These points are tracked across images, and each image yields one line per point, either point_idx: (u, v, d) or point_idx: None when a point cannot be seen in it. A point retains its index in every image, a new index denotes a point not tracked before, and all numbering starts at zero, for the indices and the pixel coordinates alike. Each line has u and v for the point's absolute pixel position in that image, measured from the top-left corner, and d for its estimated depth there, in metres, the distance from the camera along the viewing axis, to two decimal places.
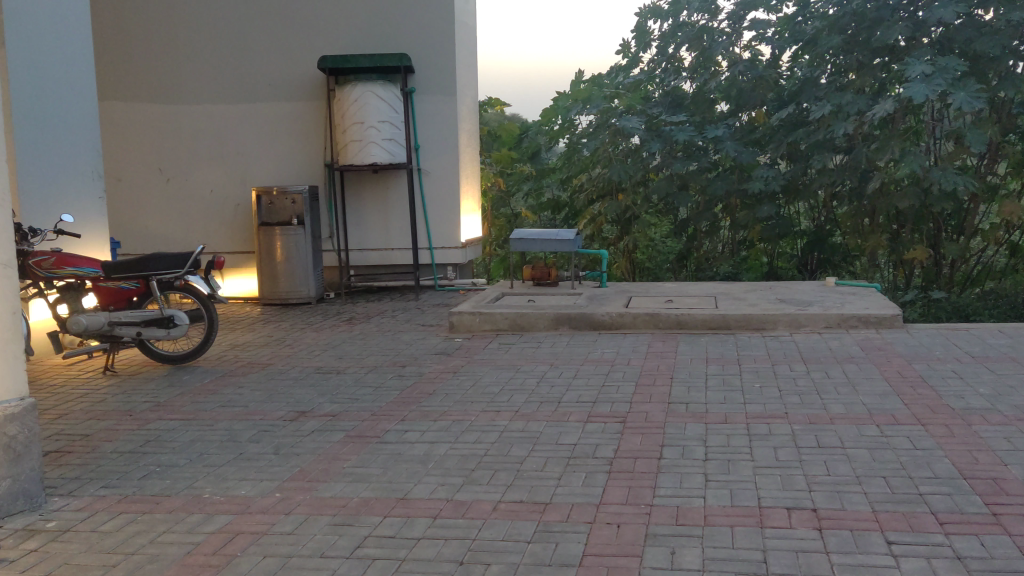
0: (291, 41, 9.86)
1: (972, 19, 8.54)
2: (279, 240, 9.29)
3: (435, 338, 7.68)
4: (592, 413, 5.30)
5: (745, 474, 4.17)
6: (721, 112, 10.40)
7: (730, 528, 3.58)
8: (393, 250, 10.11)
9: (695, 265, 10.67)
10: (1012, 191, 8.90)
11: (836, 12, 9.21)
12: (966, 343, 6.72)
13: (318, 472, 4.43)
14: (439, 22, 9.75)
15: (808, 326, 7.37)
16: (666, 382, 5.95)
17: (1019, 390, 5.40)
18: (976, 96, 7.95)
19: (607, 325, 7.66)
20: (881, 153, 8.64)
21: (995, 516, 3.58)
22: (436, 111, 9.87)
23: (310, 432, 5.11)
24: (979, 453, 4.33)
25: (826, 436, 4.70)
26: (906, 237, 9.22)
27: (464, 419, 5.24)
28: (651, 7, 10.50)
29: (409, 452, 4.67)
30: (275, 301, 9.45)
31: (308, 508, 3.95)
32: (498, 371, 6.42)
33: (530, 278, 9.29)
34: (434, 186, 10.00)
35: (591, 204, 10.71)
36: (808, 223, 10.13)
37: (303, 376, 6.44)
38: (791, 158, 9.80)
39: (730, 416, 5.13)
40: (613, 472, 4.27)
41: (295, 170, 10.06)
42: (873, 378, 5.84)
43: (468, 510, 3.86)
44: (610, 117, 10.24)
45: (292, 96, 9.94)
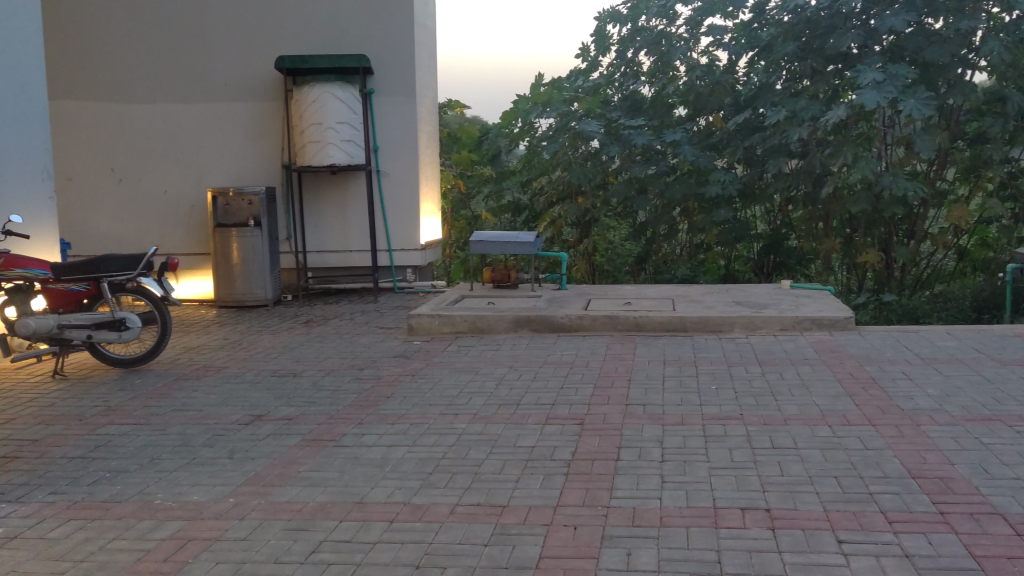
0: (249, 41, 9.76)
1: (922, 28, 8.73)
2: (235, 242, 9.18)
3: (394, 341, 7.65)
4: (551, 415, 5.31)
5: (701, 475, 4.22)
6: (680, 117, 10.49)
7: (686, 529, 3.61)
8: (352, 252, 10.05)
9: (654, 267, 10.74)
10: (960, 196, 9.14)
11: (791, 19, 9.33)
12: (916, 345, 6.87)
13: (273, 476, 4.38)
14: (397, 22, 9.72)
15: (763, 328, 7.46)
16: (624, 384, 5.99)
17: (966, 391, 5.53)
18: (926, 103, 8.13)
19: (566, 327, 7.68)
20: (835, 159, 8.79)
21: (942, 515, 3.66)
22: (394, 112, 9.84)
23: (266, 436, 5.06)
24: (927, 453, 4.43)
25: (780, 436, 4.77)
26: (859, 241, 9.42)
27: (422, 422, 5.23)
28: (610, 11, 10.58)
29: (366, 456, 4.64)
30: (231, 303, 9.34)
31: (263, 513, 3.91)
32: (457, 373, 6.41)
33: (490, 280, 9.28)
34: (393, 187, 9.96)
35: (552, 206, 10.79)
36: (764, 227, 10.28)
37: (259, 380, 6.36)
38: (747, 162, 9.95)
39: (687, 418, 5.18)
40: (570, 474, 4.29)
41: (252, 170, 9.95)
42: (826, 379, 5.94)
43: (425, 513, 3.86)
44: (571, 120, 10.30)
45: (248, 96, 9.83)
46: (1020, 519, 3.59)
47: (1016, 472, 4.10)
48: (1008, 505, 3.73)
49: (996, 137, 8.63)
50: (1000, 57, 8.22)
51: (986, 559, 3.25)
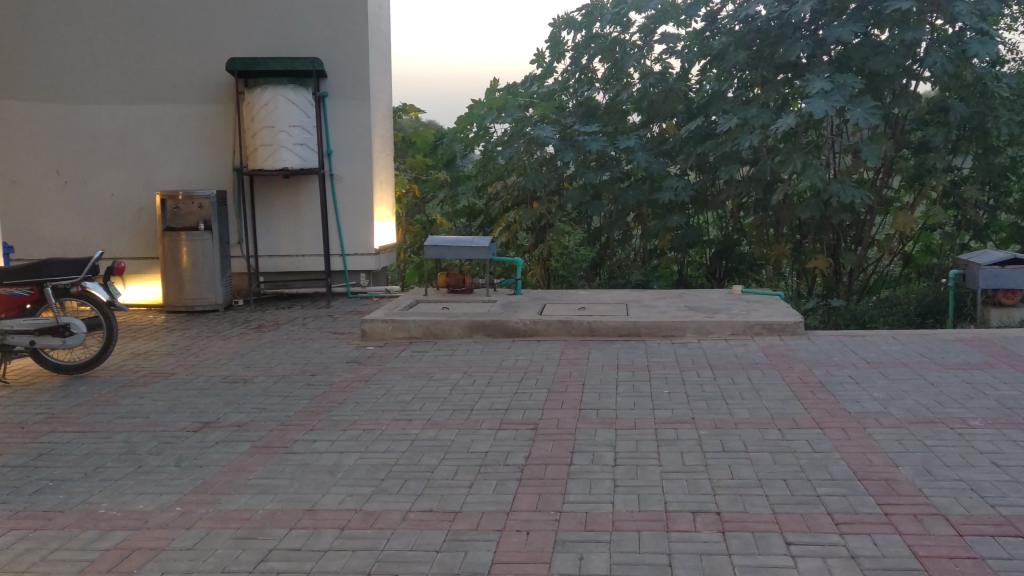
0: (200, 42, 9.62)
1: (869, 39, 8.92)
2: (184, 247, 9.02)
3: (347, 346, 7.58)
4: (505, 420, 5.31)
5: (653, 479, 4.25)
6: (633, 124, 10.55)
7: (638, 532, 3.64)
8: (305, 256, 9.95)
9: (609, 272, 10.79)
10: (905, 204, 9.37)
11: (742, 28, 9.45)
12: (863, 350, 7.00)
13: (221, 484, 4.32)
14: (350, 25, 9.66)
15: (715, 332, 7.54)
16: (578, 389, 6.00)
17: (911, 394, 5.65)
18: (872, 113, 8.31)
19: (521, 332, 7.69)
20: (785, 166, 8.92)
21: (886, 516, 3.74)
22: (348, 116, 9.77)
23: (215, 443, 4.98)
24: (873, 455, 4.52)
25: (730, 440, 4.83)
26: (808, 247, 9.58)
27: (375, 428, 5.19)
28: (565, 18, 10.63)
29: (317, 463, 4.60)
30: (180, 309, 9.20)
31: (210, 522, 3.84)
32: (410, 379, 6.37)
33: (445, 285, 9.25)
34: (346, 191, 9.89)
35: (507, 212, 10.73)
36: (716, 233, 10.45)
37: (208, 386, 6.26)
38: (700, 169, 10.02)
39: (639, 422, 5.22)
40: (523, 479, 4.29)
41: (202, 173, 9.80)
42: (776, 383, 6.02)
43: (377, 519, 3.83)
44: (525, 126, 10.22)
45: (199, 98, 9.69)
46: (961, 519, 3.67)
47: (958, 474, 4.20)
48: (950, 506, 3.82)
49: (940, 146, 8.85)
50: (943, 68, 8.41)
51: (929, 560, 3.32)
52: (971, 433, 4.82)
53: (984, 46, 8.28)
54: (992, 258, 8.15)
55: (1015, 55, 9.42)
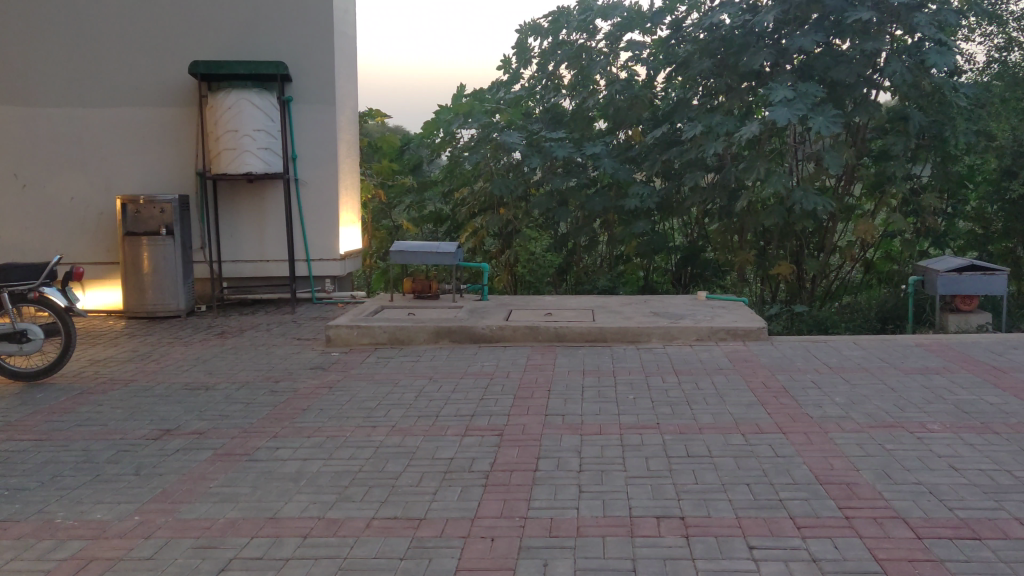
0: (162, 46, 9.51)
1: (830, 48, 9.06)
2: (145, 252, 8.89)
3: (311, 352, 7.52)
4: (470, 426, 5.30)
5: (618, 485, 4.26)
6: (600, 130, 10.61)
7: (602, 538, 3.64)
8: (269, 261, 9.86)
9: (575, 279, 10.82)
10: (866, 211, 9.53)
11: (707, 36, 9.57)
12: (825, 355, 7.09)
13: (180, 493, 4.25)
14: (314, 30, 9.60)
15: (680, 338, 7.59)
16: (544, 395, 6.00)
17: (871, 399, 5.73)
18: (833, 121, 8.45)
19: (487, 338, 7.68)
20: (749, 173, 9.02)
21: (847, 520, 3.78)
22: (312, 121, 9.71)
23: (174, 451, 4.91)
24: (834, 459, 4.57)
25: (694, 445, 4.86)
26: (772, 253, 9.70)
27: (338, 435, 5.14)
28: (531, 24, 10.66)
29: (280, 470, 4.55)
30: (141, 314, 9.06)
31: (170, 531, 3.79)
32: (375, 385, 6.33)
33: (411, 291, 9.21)
34: (311, 196, 9.82)
35: (473, 217, 10.66)
36: (682, 239, 10.53)
37: (169, 393, 6.17)
38: (665, 175, 10.14)
39: (605, 427, 5.23)
40: (488, 486, 4.28)
41: (164, 178, 9.68)
42: (739, 389, 6.07)
43: (340, 527, 3.79)
44: (492, 131, 10.29)
45: (162, 101, 9.58)
46: (920, 522, 3.72)
47: (917, 477, 4.27)
48: (909, 509, 3.87)
49: (899, 154, 8.99)
50: (903, 78, 8.56)
51: (888, 562, 3.36)
52: (929, 437, 4.90)
53: (942, 57, 8.45)
54: (950, 265, 8.26)
55: (971, 65, 9.62)
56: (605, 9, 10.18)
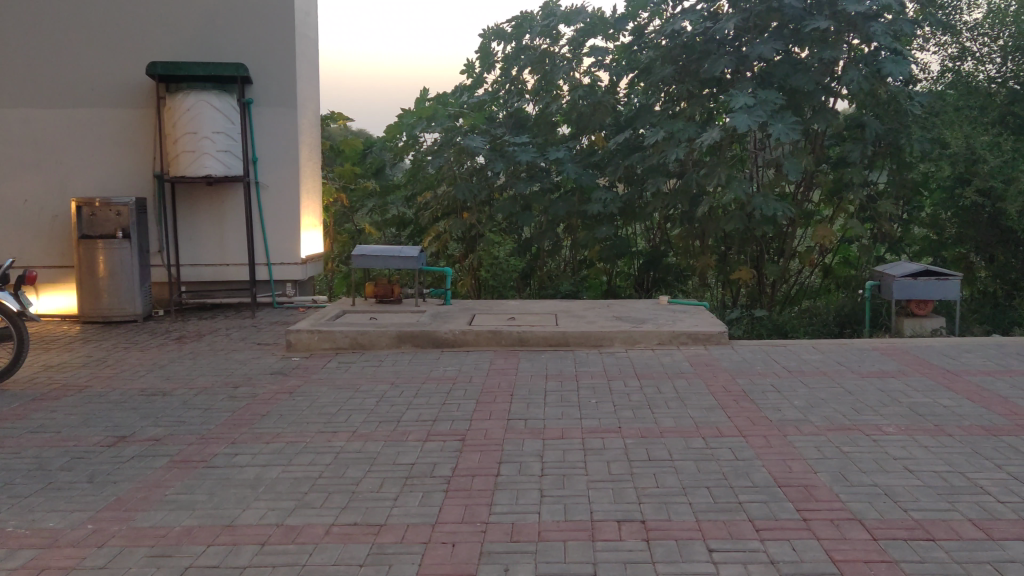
0: (119, 46, 9.36)
1: (790, 56, 9.18)
2: (101, 255, 8.73)
3: (271, 357, 7.43)
4: (431, 431, 5.27)
5: (579, 489, 4.26)
6: (563, 135, 10.63)
7: (563, 542, 3.64)
8: (229, 265, 9.75)
9: (539, 283, 10.79)
10: (825, 217, 9.67)
11: (669, 43, 9.60)
12: (784, 358, 7.17)
13: (135, 501, 4.18)
14: (273, 32, 9.52)
15: (642, 342, 7.63)
16: (506, 399, 6.00)
17: (829, 403, 5.80)
18: (793, 127, 8.56)
19: (449, 342, 7.65)
20: (709, 179, 9.10)
21: (805, 521, 3.82)
22: (273, 123, 9.62)
23: (129, 458, 4.82)
24: (792, 462, 4.62)
25: (656, 449, 4.88)
26: (733, 258, 9.81)
27: (298, 441, 5.09)
28: (495, 29, 10.68)
29: (238, 477, 4.49)
30: (97, 319, 8.90)
31: (124, 540, 3.72)
32: (336, 390, 6.27)
33: (373, 295, 9.15)
34: (273, 199, 9.73)
35: (436, 222, 10.66)
36: (644, 244, 10.60)
37: (125, 399, 6.06)
38: (628, 181, 10.17)
39: (566, 432, 5.23)
40: (450, 491, 4.26)
41: (121, 180, 9.52)
42: (700, 393, 6.11)
43: (299, 534, 3.75)
44: (455, 135, 10.23)
45: (119, 102, 9.43)
46: (875, 523, 3.78)
47: (873, 479, 4.33)
48: (866, 511, 3.92)
49: (856, 161, 9.13)
50: (859, 87, 8.69)
51: (845, 563, 3.41)
52: (885, 439, 4.97)
53: (898, 66, 8.60)
54: (905, 270, 8.40)
55: (926, 74, 9.82)
56: (568, 15, 10.23)
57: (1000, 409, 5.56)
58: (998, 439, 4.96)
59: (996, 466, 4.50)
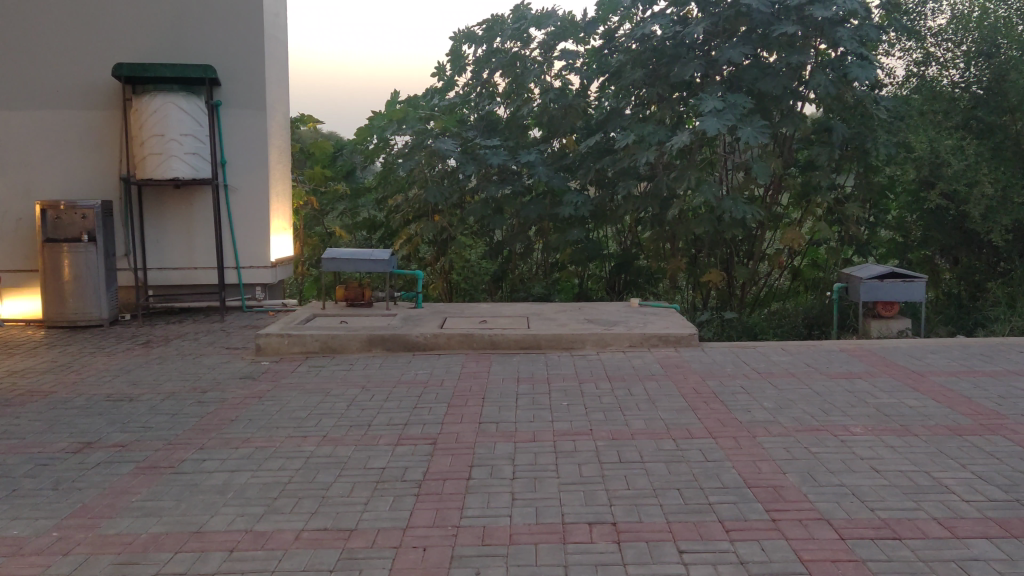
0: (84, 47, 9.23)
1: (758, 61, 9.24)
2: (66, 259, 8.60)
3: (240, 362, 7.36)
4: (403, 435, 5.24)
5: (551, 492, 4.26)
6: (534, 138, 10.67)
7: (534, 545, 3.64)
8: (197, 269, 9.65)
9: (511, 286, 10.77)
10: (793, 220, 9.79)
11: (639, 46, 9.66)
12: (753, 360, 7.22)
13: (101, 508, 4.11)
14: (242, 34, 9.45)
15: (613, 345, 7.65)
16: (478, 402, 5.99)
17: (797, 404, 5.85)
18: (761, 131, 8.64)
19: (420, 345, 7.63)
20: (680, 182, 9.16)
21: (774, 521, 3.85)
22: (242, 126, 9.54)
23: (95, 465, 4.75)
24: (762, 463, 4.65)
25: (627, 451, 4.89)
26: (703, 261, 9.91)
27: (268, 446, 5.05)
28: (465, 32, 10.68)
29: (206, 483, 4.43)
30: (62, 324, 8.77)
31: (89, 547, 3.66)
32: (306, 395, 6.23)
33: (343, 299, 9.10)
34: (242, 202, 9.65)
35: (407, 224, 10.56)
36: (615, 247, 10.66)
37: (90, 405, 5.97)
38: (599, 184, 10.21)
39: (538, 435, 5.23)
40: (421, 495, 4.25)
41: (87, 183, 9.40)
42: (671, 394, 6.14)
43: (268, 540, 3.72)
44: (427, 138, 10.11)
45: (84, 105, 9.31)
46: (843, 523, 3.82)
47: (841, 479, 4.37)
48: (833, 511, 3.96)
49: (824, 164, 9.23)
50: (826, 91, 8.80)
51: (813, 562, 3.44)
52: (852, 439, 5.03)
53: (864, 71, 8.72)
54: (872, 272, 8.50)
55: (891, 79, 9.97)
56: (538, 18, 10.24)
57: (964, 409, 5.65)
58: (962, 438, 5.03)
59: (960, 466, 4.56)
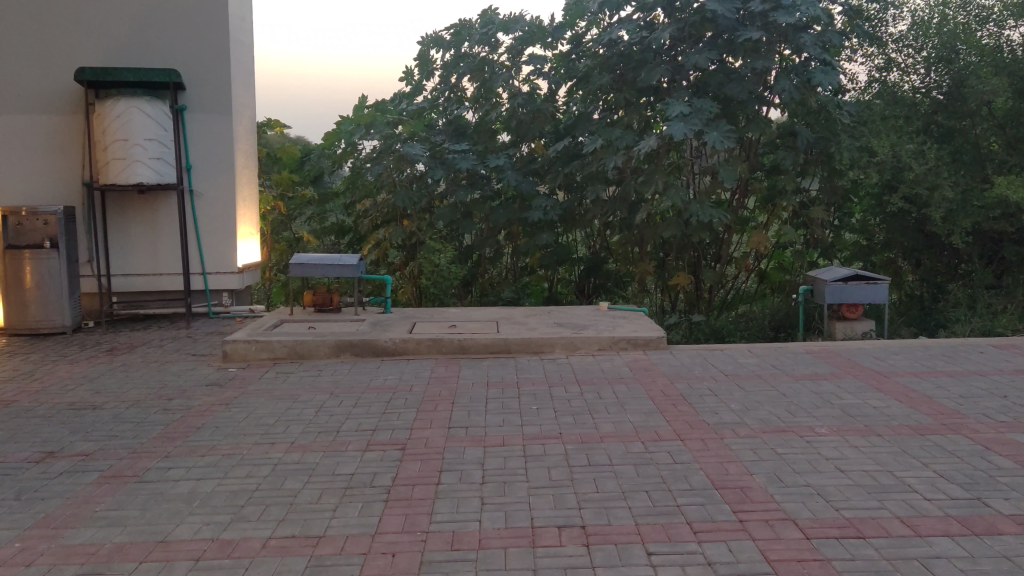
0: (46, 51, 9.10)
1: (724, 65, 9.33)
2: (28, 266, 8.46)
3: (207, 368, 7.28)
4: (371, 441, 5.22)
5: (520, 496, 4.27)
6: (503, 143, 10.67)
7: (504, 549, 3.65)
8: (162, 275, 9.54)
9: (480, 290, 10.87)
10: (759, 223, 9.90)
11: (606, 51, 9.69)
12: (721, 363, 7.29)
13: (64, 518, 4.05)
14: (207, 37, 9.37)
15: (582, 348, 7.68)
16: (447, 407, 5.98)
17: (764, 405, 5.92)
18: (727, 136, 8.72)
19: (389, 350, 7.60)
20: (647, 186, 9.22)
21: (741, 522, 3.89)
22: (207, 130, 9.46)
23: (58, 474, 4.68)
24: (729, 464, 4.70)
25: (596, 454, 4.92)
26: (671, 265, 9.97)
27: (235, 453, 5.01)
28: (433, 37, 10.67)
29: (171, 491, 4.38)
30: (23, 331, 8.63)
31: (53, 558, 3.61)
32: (274, 401, 6.18)
33: (312, 304, 9.04)
34: (208, 208, 9.57)
35: (376, 229, 10.48)
36: (585, 251, 10.71)
37: (53, 414, 5.88)
38: (567, 189, 10.27)
39: (508, 439, 5.24)
40: (390, 501, 4.23)
41: (49, 189, 9.26)
42: (640, 397, 6.18)
43: (235, 548, 3.68)
44: (394, 143, 10.07)
45: (47, 109, 9.17)
46: (808, 523, 3.86)
47: (806, 479, 4.42)
48: (799, 510, 4.01)
49: (789, 168, 9.32)
50: (790, 96, 8.89)
51: (779, 563, 3.47)
52: (817, 440, 5.09)
53: (827, 76, 8.82)
54: (836, 274, 8.61)
55: (854, 85, 10.11)
56: (506, 23, 10.26)
57: (927, 409, 5.74)
58: (924, 438, 5.12)
59: (923, 465, 4.63)
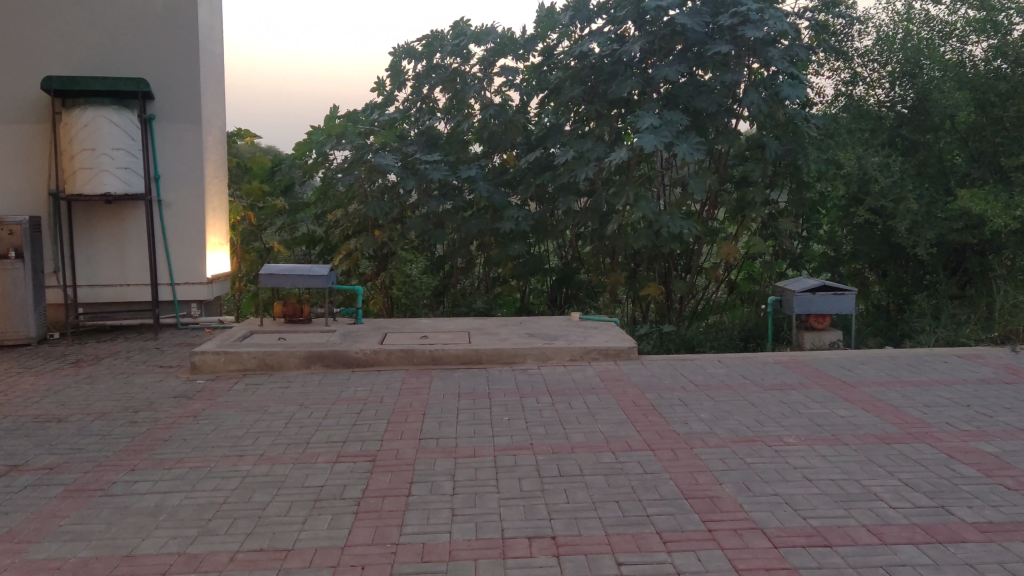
0: (12, 60, 8.99)
1: (694, 79, 9.46)
2: None
3: (175, 380, 7.20)
4: (341, 453, 5.19)
5: (491, 507, 4.27)
6: (475, 154, 10.70)
7: (474, 561, 3.64)
8: (130, 285, 9.43)
9: (453, 301, 10.79)
10: (728, 234, 9.98)
11: (577, 63, 9.78)
12: (691, 373, 7.33)
13: (27, 533, 3.99)
14: (177, 47, 9.32)
15: (554, 359, 7.70)
16: (418, 418, 5.96)
17: (733, 415, 5.96)
18: (696, 148, 8.81)
19: (360, 361, 7.57)
20: (619, 198, 9.29)
21: (710, 532, 3.91)
22: (176, 140, 9.39)
23: (22, 488, 4.61)
24: (699, 474, 4.72)
25: (566, 464, 4.93)
26: (642, 275, 10.03)
27: (202, 466, 4.96)
28: (405, 47, 10.68)
29: (137, 505, 4.33)
30: None
31: (15, 573, 3.55)
32: (243, 413, 6.13)
33: (282, 315, 8.98)
34: (176, 219, 9.48)
35: (347, 239, 10.44)
36: (556, 261, 10.74)
37: (17, 427, 5.78)
38: (539, 200, 10.31)
39: (478, 450, 5.23)
40: (360, 513, 4.21)
41: (14, 199, 9.14)
42: (610, 407, 6.20)
43: (201, 563, 3.64)
44: (366, 153, 10.07)
45: (13, 118, 9.07)
46: (776, 532, 3.89)
47: (774, 489, 4.46)
48: (767, 519, 4.05)
49: (757, 180, 9.43)
50: (759, 109, 8.98)
51: (747, 572, 3.50)
52: (786, 449, 5.14)
53: (794, 89, 8.92)
54: (804, 285, 8.70)
55: (821, 98, 10.26)
56: (478, 35, 10.31)
57: (892, 418, 5.82)
58: (890, 447, 5.18)
59: (888, 473, 4.70)
